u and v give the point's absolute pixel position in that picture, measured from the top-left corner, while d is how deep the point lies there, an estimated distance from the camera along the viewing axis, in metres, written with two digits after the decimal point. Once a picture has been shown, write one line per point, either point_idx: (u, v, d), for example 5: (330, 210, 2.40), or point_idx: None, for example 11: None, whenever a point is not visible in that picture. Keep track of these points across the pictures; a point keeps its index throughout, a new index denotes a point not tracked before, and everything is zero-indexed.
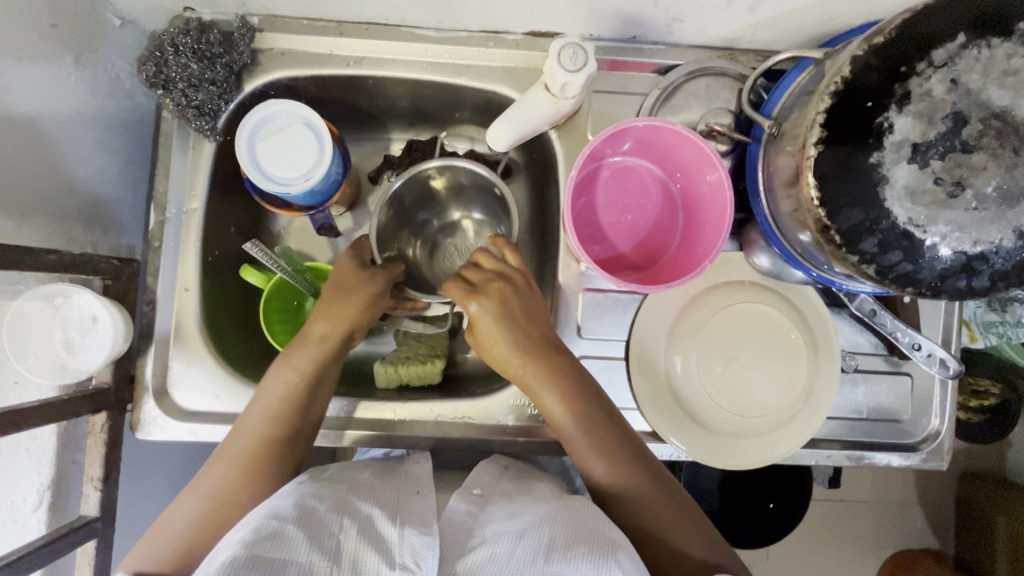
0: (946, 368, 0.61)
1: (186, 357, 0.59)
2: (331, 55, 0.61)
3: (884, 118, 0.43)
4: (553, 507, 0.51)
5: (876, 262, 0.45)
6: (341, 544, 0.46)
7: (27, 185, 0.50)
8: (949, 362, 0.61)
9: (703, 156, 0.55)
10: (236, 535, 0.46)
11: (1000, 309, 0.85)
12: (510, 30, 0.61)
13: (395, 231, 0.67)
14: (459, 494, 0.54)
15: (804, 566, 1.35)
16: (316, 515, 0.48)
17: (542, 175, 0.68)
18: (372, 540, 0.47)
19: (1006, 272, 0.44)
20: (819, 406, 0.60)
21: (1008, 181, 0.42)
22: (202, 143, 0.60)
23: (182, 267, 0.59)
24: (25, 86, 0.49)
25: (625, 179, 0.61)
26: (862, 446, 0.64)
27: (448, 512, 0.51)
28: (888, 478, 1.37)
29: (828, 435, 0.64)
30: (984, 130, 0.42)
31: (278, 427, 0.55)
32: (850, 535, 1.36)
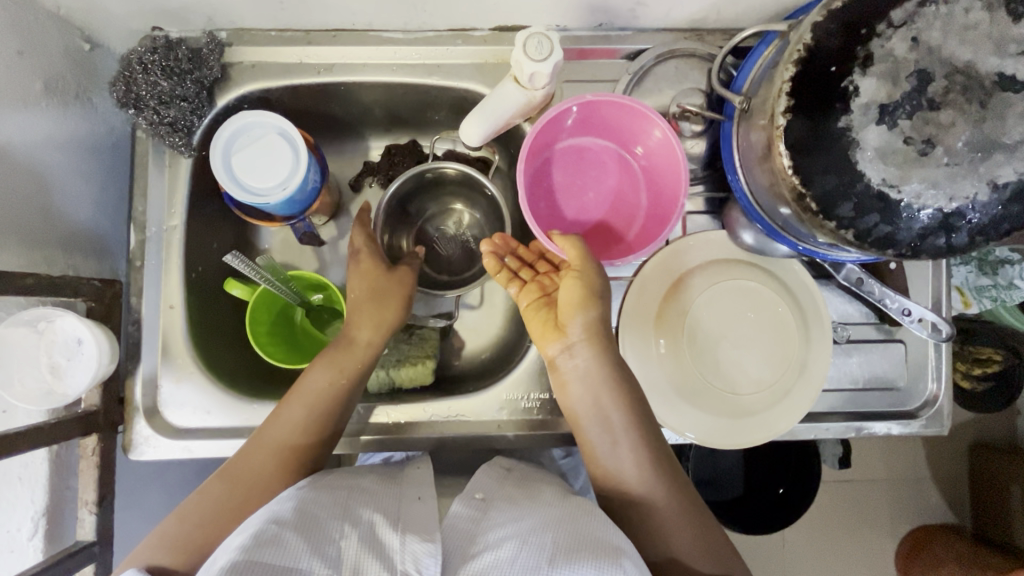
0: (938, 332, 0.61)
1: (175, 374, 0.59)
2: (301, 64, 0.62)
3: (849, 81, 0.43)
4: (558, 511, 0.49)
5: (853, 227, 0.45)
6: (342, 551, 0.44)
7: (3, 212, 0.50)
8: (941, 326, 0.61)
9: (650, 122, 0.56)
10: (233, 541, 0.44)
11: (992, 273, 0.86)
12: (477, 27, 0.62)
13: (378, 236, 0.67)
14: (461, 498, 0.52)
15: (822, 549, 1.34)
16: (315, 519, 0.46)
17: None
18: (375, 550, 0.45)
19: (985, 227, 0.44)
20: (812, 380, 0.59)
21: (977, 135, 0.42)
22: (179, 160, 0.60)
23: (166, 285, 0.59)
24: None
25: (583, 157, 0.61)
26: (861, 417, 0.63)
27: (450, 517, 0.50)
28: (898, 455, 1.36)
29: (825, 408, 0.63)
30: (949, 86, 0.42)
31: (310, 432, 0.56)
32: (865, 514, 1.35)
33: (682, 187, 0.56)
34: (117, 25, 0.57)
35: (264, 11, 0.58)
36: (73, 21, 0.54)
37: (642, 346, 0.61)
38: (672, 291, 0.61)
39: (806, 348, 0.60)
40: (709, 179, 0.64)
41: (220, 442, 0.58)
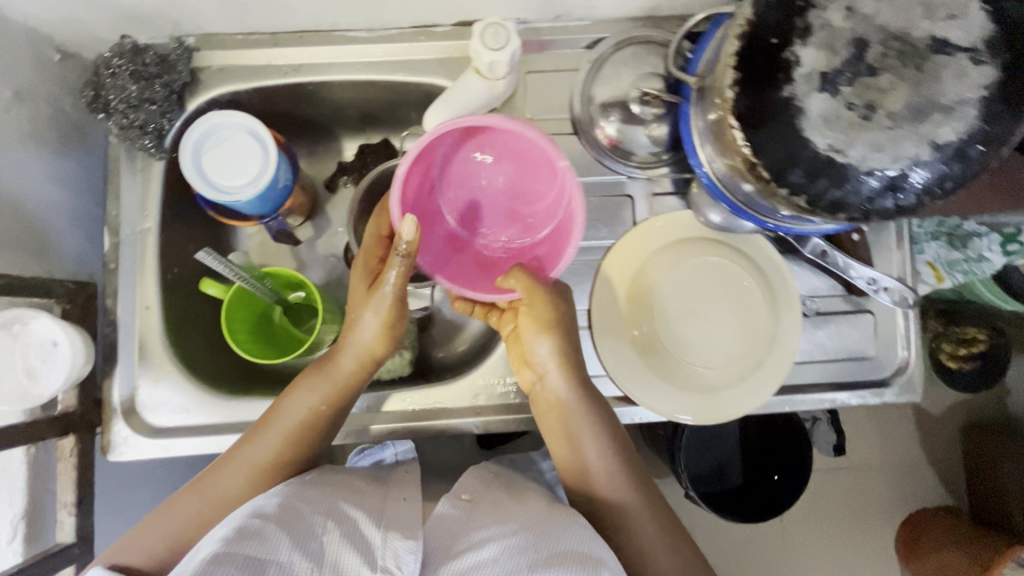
0: (904, 300, 0.62)
1: (152, 375, 0.59)
2: (269, 66, 0.63)
3: (790, 52, 0.45)
4: (538, 514, 0.52)
5: (805, 192, 0.46)
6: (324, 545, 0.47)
7: None
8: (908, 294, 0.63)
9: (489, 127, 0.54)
10: (218, 532, 0.47)
11: (962, 247, 0.87)
12: (439, 23, 0.64)
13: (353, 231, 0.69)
14: (449, 499, 0.55)
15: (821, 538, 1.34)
16: (299, 516, 0.49)
17: None
18: (354, 542, 0.48)
19: (931, 186, 0.45)
20: (782, 355, 0.60)
21: (914, 97, 0.43)
22: (151, 163, 0.61)
23: (141, 286, 0.60)
24: None
25: (470, 168, 0.62)
26: (833, 388, 0.64)
27: (434, 516, 0.53)
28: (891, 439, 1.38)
29: (798, 380, 0.64)
30: (886, 52, 0.43)
31: (294, 446, 0.57)
32: (861, 500, 1.36)
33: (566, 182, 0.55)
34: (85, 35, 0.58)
35: (229, 15, 0.59)
36: (42, 31, 0.56)
37: (615, 330, 0.61)
38: (642, 275, 0.62)
39: (775, 321, 0.61)
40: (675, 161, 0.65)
41: (200, 439, 0.58)
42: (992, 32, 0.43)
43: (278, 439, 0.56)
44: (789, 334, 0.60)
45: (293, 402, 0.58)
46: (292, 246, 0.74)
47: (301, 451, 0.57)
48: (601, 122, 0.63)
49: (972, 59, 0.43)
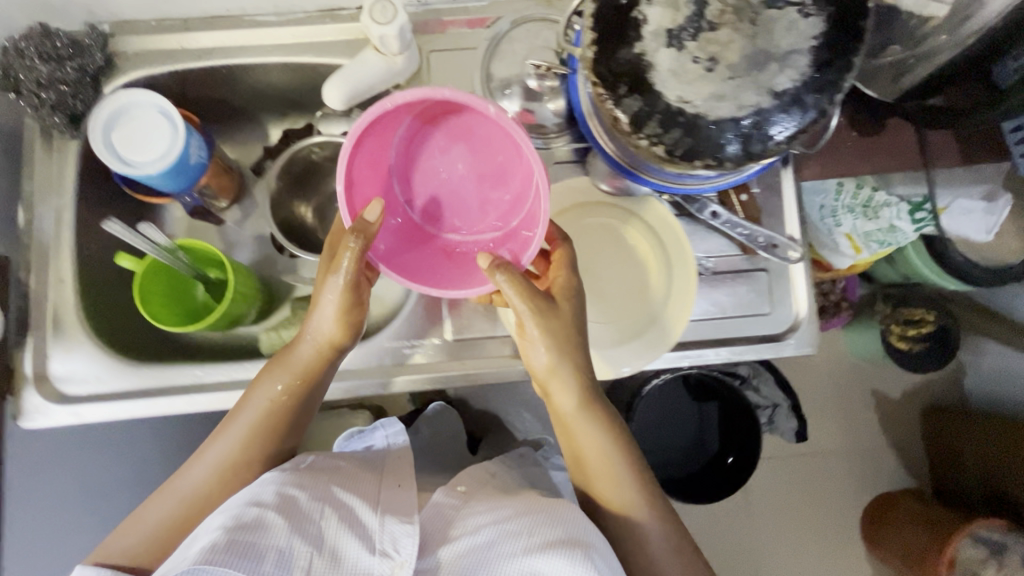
0: (788, 256, 0.65)
1: (65, 346, 0.61)
2: (182, 49, 0.66)
3: (638, 12, 0.49)
4: (528, 503, 0.54)
5: (661, 142, 0.50)
6: (319, 531, 0.48)
7: None
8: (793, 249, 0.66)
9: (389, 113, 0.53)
10: (216, 523, 0.49)
11: (874, 217, 0.91)
12: (345, 6, 0.67)
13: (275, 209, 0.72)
14: (446, 489, 0.58)
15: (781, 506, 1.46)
16: (294, 502, 0.50)
17: None
18: (352, 527, 0.50)
19: (776, 132, 0.48)
20: (677, 307, 0.63)
21: (750, 49, 0.47)
22: (65, 144, 0.64)
23: (57, 261, 0.62)
24: None
25: (432, 161, 0.62)
26: (730, 343, 0.67)
27: (432, 505, 0.56)
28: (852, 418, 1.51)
29: (697, 338, 0.67)
30: (724, 9, 0.47)
31: (249, 449, 0.58)
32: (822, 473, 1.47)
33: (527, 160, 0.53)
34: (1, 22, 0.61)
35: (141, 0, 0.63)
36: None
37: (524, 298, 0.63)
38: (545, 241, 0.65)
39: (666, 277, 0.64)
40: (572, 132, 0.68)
41: (113, 406, 0.60)
42: None
43: (232, 445, 0.58)
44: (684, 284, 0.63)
45: (253, 399, 0.59)
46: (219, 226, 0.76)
47: (265, 448, 0.59)
48: (502, 98, 0.67)
49: (800, 13, 0.47)
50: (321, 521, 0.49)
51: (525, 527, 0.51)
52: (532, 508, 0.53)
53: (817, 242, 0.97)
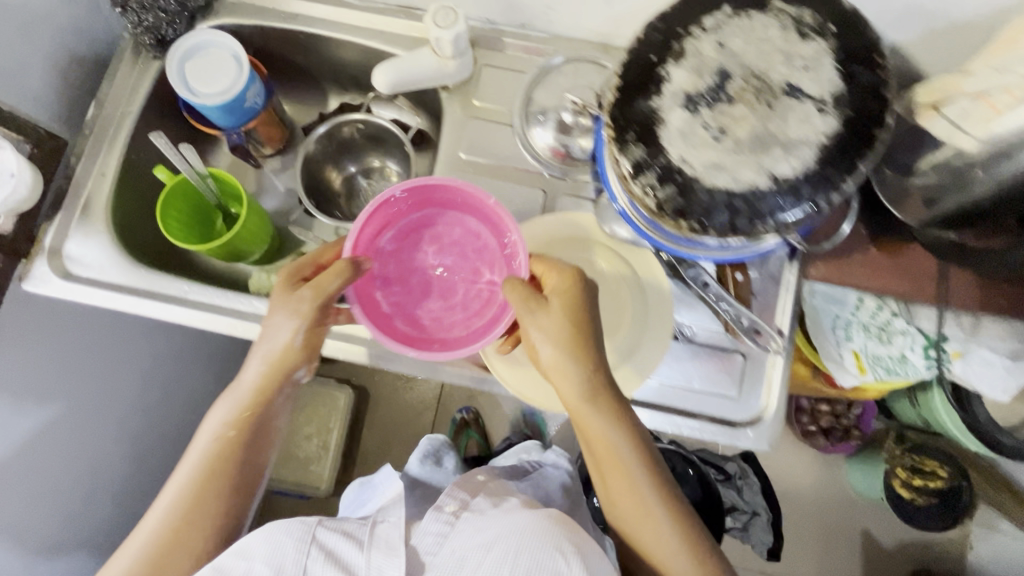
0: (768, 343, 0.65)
1: (84, 231, 0.67)
2: (271, 10, 0.74)
3: (659, 114, 0.50)
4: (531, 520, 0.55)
5: (680, 204, 0.50)
6: (306, 571, 0.53)
7: (15, 86, 0.63)
8: (772, 340, 0.65)
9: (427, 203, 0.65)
10: None
11: (885, 341, 0.86)
12: (420, 7, 0.73)
13: (322, 161, 0.80)
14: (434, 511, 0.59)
15: None
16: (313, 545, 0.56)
17: (379, 144, 0.81)
18: (338, 566, 0.54)
19: (801, 183, 0.47)
20: (653, 352, 0.64)
21: (784, 160, 0.47)
22: (150, 63, 0.72)
23: (106, 158, 0.69)
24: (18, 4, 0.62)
25: (463, 215, 0.66)
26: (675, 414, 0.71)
27: (416, 538, 0.57)
28: (822, 549, 1.60)
29: None
30: (746, 86, 0.48)
31: (215, 468, 0.58)
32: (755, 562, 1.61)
33: (418, 199, 0.64)
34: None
35: None
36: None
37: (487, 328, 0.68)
38: None
39: (638, 335, 0.65)
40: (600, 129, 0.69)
41: (105, 292, 0.65)
42: (840, 89, 0.47)
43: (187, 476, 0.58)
44: (651, 346, 0.64)
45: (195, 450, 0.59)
46: (247, 161, 0.81)
47: (235, 468, 0.59)
48: (535, 127, 0.70)
49: (816, 107, 0.47)
50: (308, 560, 0.54)
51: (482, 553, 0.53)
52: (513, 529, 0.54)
53: (824, 352, 0.92)
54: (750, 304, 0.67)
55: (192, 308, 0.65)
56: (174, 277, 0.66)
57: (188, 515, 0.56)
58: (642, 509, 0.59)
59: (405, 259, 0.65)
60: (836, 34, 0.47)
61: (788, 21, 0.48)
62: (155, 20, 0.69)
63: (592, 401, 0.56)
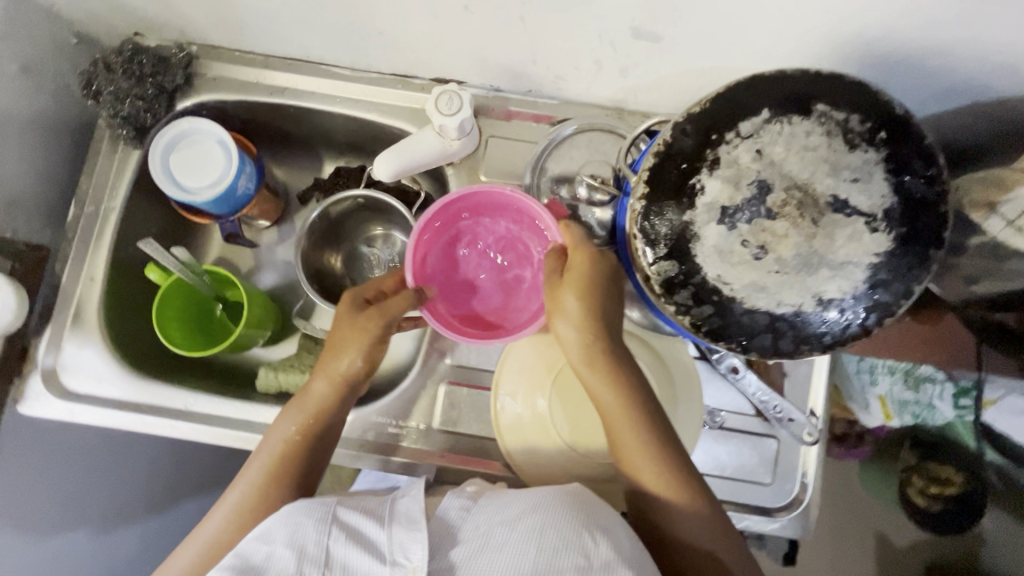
0: (806, 433, 0.62)
1: (78, 341, 0.63)
2: (256, 84, 0.68)
3: (692, 229, 0.46)
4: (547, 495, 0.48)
5: (719, 326, 0.46)
6: (328, 551, 0.44)
7: None
8: (809, 429, 0.62)
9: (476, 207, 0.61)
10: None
11: (915, 388, 0.78)
12: (418, 76, 0.67)
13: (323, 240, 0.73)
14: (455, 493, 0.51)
15: None
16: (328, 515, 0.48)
17: (383, 215, 0.74)
18: (361, 544, 0.45)
19: (850, 307, 0.44)
20: (688, 438, 0.61)
21: (831, 281, 0.44)
22: (129, 151, 0.67)
23: (92, 260, 0.65)
24: None
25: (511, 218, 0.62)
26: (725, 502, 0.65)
27: (438, 513, 0.48)
28: None
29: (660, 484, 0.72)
30: (787, 199, 0.44)
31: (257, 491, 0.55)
32: None
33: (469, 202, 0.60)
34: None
35: None
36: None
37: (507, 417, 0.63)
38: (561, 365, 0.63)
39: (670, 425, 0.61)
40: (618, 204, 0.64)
41: (104, 409, 0.62)
42: (892, 204, 0.43)
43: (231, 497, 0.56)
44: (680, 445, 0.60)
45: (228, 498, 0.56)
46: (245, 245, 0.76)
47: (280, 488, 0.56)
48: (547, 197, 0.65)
49: (867, 224, 0.43)
50: (330, 539, 0.45)
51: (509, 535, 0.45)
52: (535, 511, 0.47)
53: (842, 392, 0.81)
54: (783, 390, 0.64)
55: (199, 421, 0.62)
56: (180, 389, 0.63)
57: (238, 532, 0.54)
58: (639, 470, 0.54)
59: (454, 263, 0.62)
60: (886, 143, 0.43)
61: (833, 127, 0.43)
62: (133, 109, 0.64)
63: (586, 364, 0.54)
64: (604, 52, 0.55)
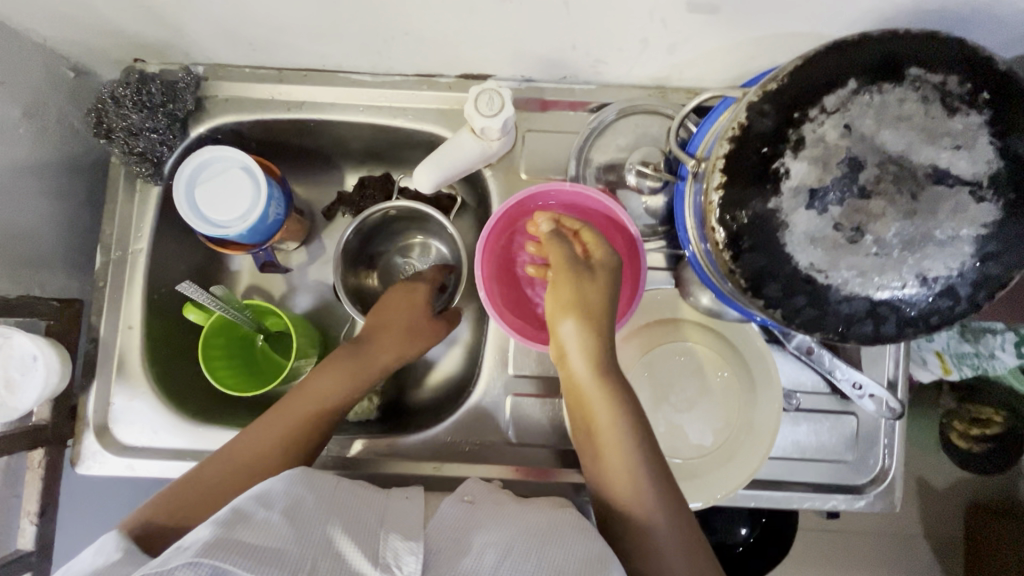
0: (889, 409, 0.60)
1: (126, 394, 0.61)
2: (272, 100, 0.64)
3: (780, 215, 0.42)
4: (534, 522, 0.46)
5: (813, 316, 0.44)
6: (327, 536, 0.43)
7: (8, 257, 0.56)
8: (893, 404, 0.60)
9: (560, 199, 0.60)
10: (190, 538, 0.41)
11: (974, 340, 0.76)
12: (443, 74, 0.63)
13: (359, 256, 0.70)
14: (450, 498, 0.50)
15: None
16: (342, 502, 0.46)
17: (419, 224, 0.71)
18: (357, 535, 0.43)
19: (954, 284, 0.42)
20: (766, 433, 0.58)
21: (933, 258, 0.41)
22: (148, 188, 0.63)
23: (127, 307, 0.62)
24: None
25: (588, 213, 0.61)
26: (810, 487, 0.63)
27: (439, 513, 0.47)
28: None
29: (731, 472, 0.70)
30: (882, 175, 0.41)
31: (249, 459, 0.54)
32: None
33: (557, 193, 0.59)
34: (49, 15, 0.53)
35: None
36: (10, 23, 0.52)
37: None
38: (636, 364, 0.61)
39: (749, 417, 0.59)
40: (669, 190, 0.60)
41: (163, 461, 0.60)
42: (998, 169, 0.40)
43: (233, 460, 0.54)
44: (752, 443, 0.58)
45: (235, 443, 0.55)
46: (278, 271, 0.71)
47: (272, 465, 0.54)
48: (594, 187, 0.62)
49: (972, 194, 0.40)
50: (330, 526, 0.43)
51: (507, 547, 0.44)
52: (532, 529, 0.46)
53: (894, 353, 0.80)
54: (859, 366, 0.62)
55: None
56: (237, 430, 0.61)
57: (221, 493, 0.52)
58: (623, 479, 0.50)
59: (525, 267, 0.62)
60: (991, 104, 0.41)
61: (929, 91, 0.41)
62: (148, 144, 0.60)
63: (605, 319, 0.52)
64: (652, 29, 0.51)
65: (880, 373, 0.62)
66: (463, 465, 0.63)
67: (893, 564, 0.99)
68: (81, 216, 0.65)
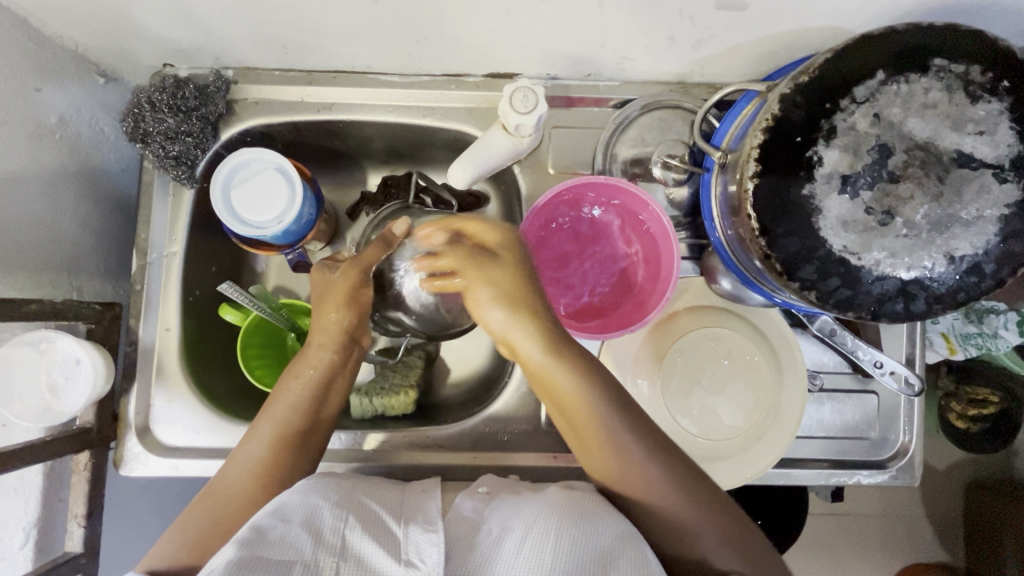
0: (910, 386, 0.62)
1: (166, 395, 0.61)
2: (302, 102, 0.65)
3: (814, 201, 0.45)
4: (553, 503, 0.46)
5: (847, 297, 0.46)
6: (346, 539, 0.43)
7: (47, 262, 0.56)
8: (914, 381, 0.62)
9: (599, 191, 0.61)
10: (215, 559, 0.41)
11: (977, 321, 0.77)
12: (470, 73, 0.65)
13: None
14: (466, 493, 0.50)
15: None
16: (363, 504, 0.46)
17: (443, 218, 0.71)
18: (378, 535, 0.43)
19: (979, 262, 0.44)
20: (795, 412, 0.60)
21: (959, 238, 0.44)
22: (181, 191, 0.64)
23: (164, 310, 0.62)
24: (31, 172, 0.54)
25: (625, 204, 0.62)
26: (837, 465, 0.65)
27: (453, 510, 0.47)
28: None
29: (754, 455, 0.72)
30: (910, 161, 0.43)
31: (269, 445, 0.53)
32: None
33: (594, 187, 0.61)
34: (85, 22, 0.53)
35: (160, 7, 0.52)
36: (46, 31, 0.53)
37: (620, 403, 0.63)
38: (672, 348, 0.63)
39: (778, 396, 0.61)
40: (694, 181, 0.63)
41: (206, 462, 0.60)
42: (1017, 153, 0.43)
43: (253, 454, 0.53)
44: (782, 423, 0.60)
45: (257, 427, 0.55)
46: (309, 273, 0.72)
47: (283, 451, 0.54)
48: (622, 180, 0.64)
49: (995, 176, 0.43)
50: (348, 528, 0.43)
51: (525, 530, 0.43)
52: (555, 510, 0.45)
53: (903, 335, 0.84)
54: (880, 346, 0.65)
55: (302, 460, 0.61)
56: None
57: (249, 481, 0.52)
58: (635, 471, 0.49)
59: (566, 259, 0.63)
60: (1010, 91, 0.43)
61: (952, 80, 0.43)
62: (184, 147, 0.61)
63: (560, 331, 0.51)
64: (680, 26, 0.53)
65: (899, 352, 0.65)
66: (501, 454, 0.65)
67: (903, 542, 1.01)
68: (112, 221, 0.65)
